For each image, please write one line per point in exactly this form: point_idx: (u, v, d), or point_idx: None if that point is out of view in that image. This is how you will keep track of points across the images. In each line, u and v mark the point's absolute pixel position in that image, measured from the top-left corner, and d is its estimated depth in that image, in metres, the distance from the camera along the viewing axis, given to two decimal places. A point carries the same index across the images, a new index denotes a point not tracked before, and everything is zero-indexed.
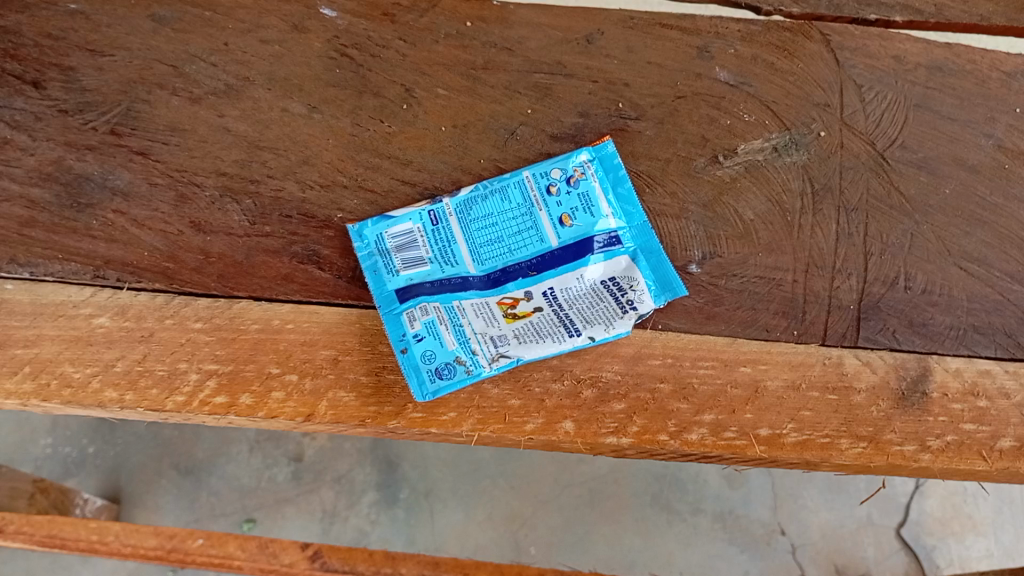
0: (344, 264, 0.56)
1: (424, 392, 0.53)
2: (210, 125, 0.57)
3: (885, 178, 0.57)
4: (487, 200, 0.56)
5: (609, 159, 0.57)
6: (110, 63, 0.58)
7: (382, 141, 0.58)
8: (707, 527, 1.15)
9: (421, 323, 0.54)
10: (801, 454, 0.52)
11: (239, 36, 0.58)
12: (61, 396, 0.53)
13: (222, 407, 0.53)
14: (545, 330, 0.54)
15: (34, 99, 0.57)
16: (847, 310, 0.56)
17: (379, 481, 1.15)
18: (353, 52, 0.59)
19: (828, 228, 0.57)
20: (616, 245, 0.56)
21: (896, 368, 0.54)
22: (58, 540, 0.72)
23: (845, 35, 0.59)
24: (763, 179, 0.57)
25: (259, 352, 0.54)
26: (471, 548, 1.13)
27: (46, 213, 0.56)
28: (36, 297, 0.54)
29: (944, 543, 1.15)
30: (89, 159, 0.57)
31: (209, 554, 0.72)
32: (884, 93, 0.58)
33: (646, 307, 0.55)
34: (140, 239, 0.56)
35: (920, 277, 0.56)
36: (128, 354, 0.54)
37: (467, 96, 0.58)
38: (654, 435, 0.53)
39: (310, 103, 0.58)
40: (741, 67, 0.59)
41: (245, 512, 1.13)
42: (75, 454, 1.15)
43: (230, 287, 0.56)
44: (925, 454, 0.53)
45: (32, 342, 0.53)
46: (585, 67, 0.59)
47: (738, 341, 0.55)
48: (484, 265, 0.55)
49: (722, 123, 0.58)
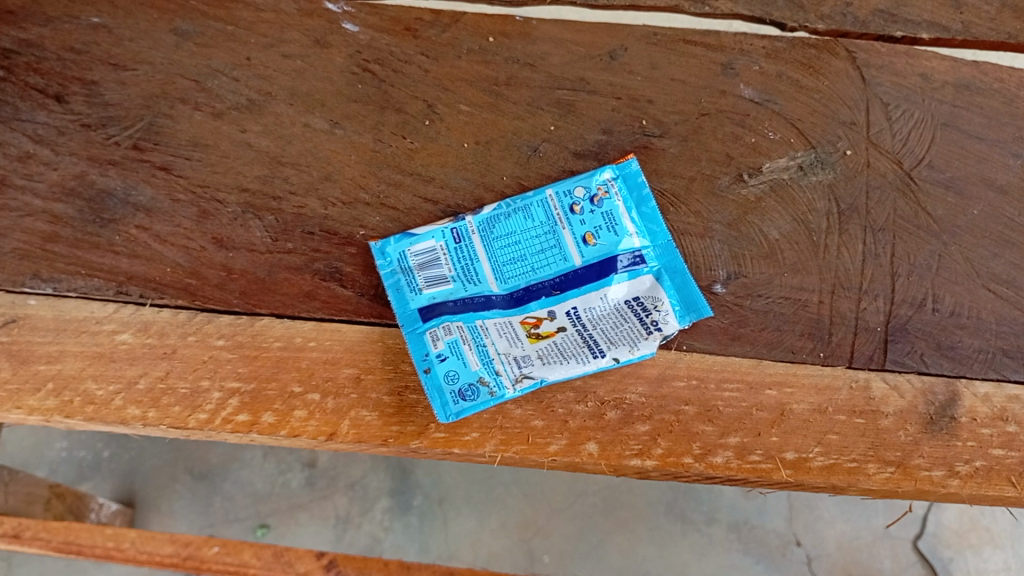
0: (366, 281, 0.56)
1: (447, 413, 0.53)
2: (233, 141, 0.57)
3: (912, 198, 0.57)
4: (510, 218, 0.56)
5: (632, 177, 0.57)
6: (133, 77, 0.57)
7: (405, 158, 0.57)
8: (721, 538, 1.15)
9: (443, 343, 0.54)
10: (828, 478, 0.52)
11: (261, 51, 0.58)
12: (84, 413, 0.53)
13: (244, 425, 0.53)
14: (569, 351, 0.54)
15: (57, 113, 0.57)
16: (874, 332, 0.55)
17: (392, 488, 1.15)
18: (375, 67, 0.58)
19: (854, 248, 0.56)
20: (640, 265, 0.55)
21: (924, 392, 0.54)
22: (74, 546, 0.71)
23: (871, 52, 0.58)
24: (788, 199, 0.57)
25: (281, 370, 0.54)
26: (485, 557, 1.13)
27: (69, 228, 0.56)
28: (60, 313, 0.54)
29: (961, 555, 1.14)
30: (112, 175, 0.57)
31: (224, 562, 0.71)
32: (911, 112, 0.58)
33: (671, 328, 0.54)
34: (163, 255, 0.56)
35: (949, 299, 0.55)
36: (151, 371, 0.54)
37: (489, 112, 0.58)
38: (679, 458, 0.53)
39: (332, 118, 0.58)
40: (766, 85, 0.58)
41: (259, 518, 1.14)
42: (89, 458, 1.15)
43: (251, 304, 0.55)
44: (953, 480, 0.53)
45: (56, 358, 0.54)
46: (609, 84, 0.58)
47: (764, 363, 0.54)
48: (507, 283, 0.55)
49: (747, 141, 0.58)
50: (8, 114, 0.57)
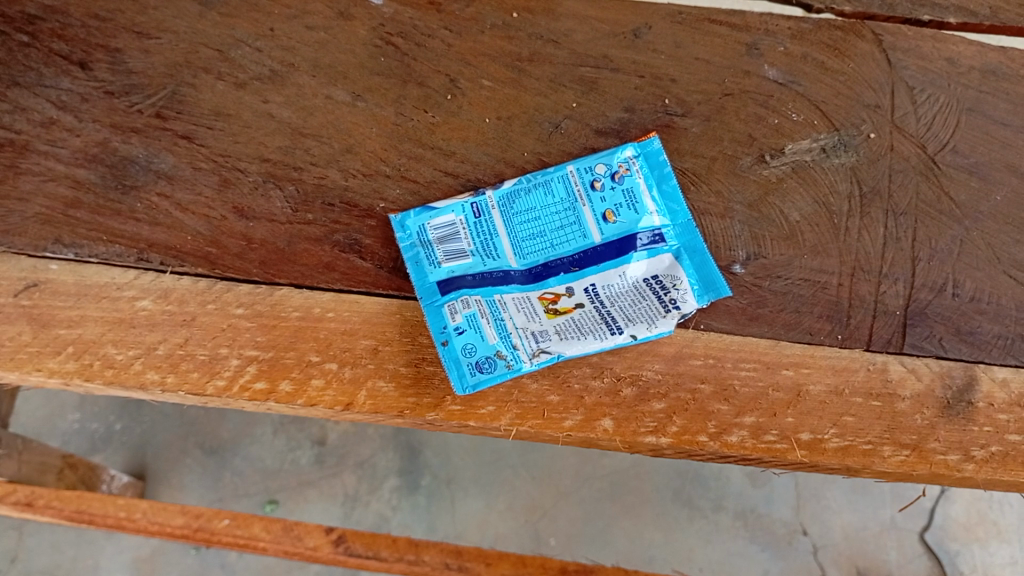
0: (386, 254, 0.56)
1: (464, 385, 0.53)
2: (255, 111, 0.57)
3: (935, 182, 0.57)
4: (530, 193, 0.56)
5: (654, 156, 0.56)
6: (156, 46, 0.58)
7: (426, 132, 0.57)
8: (728, 525, 1.15)
9: (462, 316, 0.54)
10: (843, 460, 0.52)
11: (285, 22, 0.58)
12: (104, 377, 0.53)
13: (262, 393, 0.53)
14: (587, 327, 0.54)
15: (80, 80, 0.57)
16: (892, 315, 0.55)
17: (401, 467, 1.16)
18: (399, 41, 0.59)
19: (875, 231, 0.56)
20: (660, 243, 0.55)
21: (942, 376, 0.54)
22: (86, 516, 0.73)
23: (898, 36, 0.58)
24: (810, 180, 0.57)
25: (299, 340, 0.54)
26: (491, 538, 1.13)
27: (91, 194, 0.56)
28: (80, 279, 0.55)
29: (968, 548, 1.15)
30: (134, 142, 0.57)
31: (235, 535, 0.74)
32: (936, 96, 0.58)
33: (689, 306, 0.54)
34: (184, 224, 0.56)
35: (969, 285, 0.55)
36: (171, 337, 0.54)
37: (511, 88, 0.58)
38: (694, 436, 0.53)
39: (354, 91, 0.58)
40: (791, 66, 0.58)
41: (267, 494, 1.15)
42: (102, 430, 1.16)
43: (271, 273, 0.56)
44: (968, 465, 0.52)
45: (76, 323, 0.54)
46: (632, 62, 0.58)
47: (781, 344, 0.54)
48: (527, 259, 0.55)
49: (769, 122, 0.57)
50: (32, 79, 0.57)
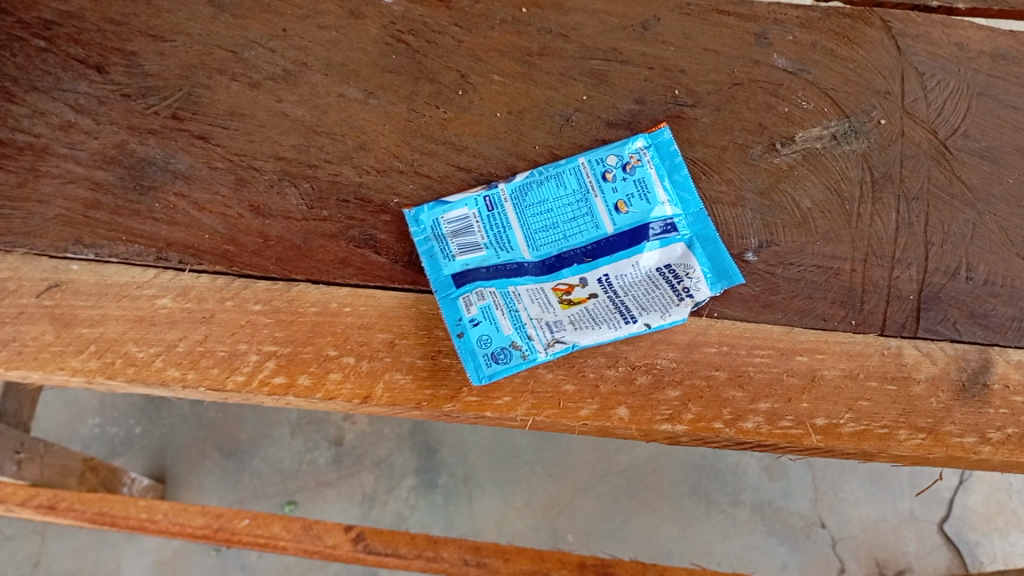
0: (401, 248, 0.57)
1: (480, 375, 0.54)
2: (269, 110, 0.58)
3: (947, 167, 0.57)
4: (542, 185, 0.56)
5: (665, 146, 0.57)
6: (171, 48, 0.58)
7: (438, 128, 0.58)
8: (745, 519, 1.15)
9: (477, 308, 0.55)
10: (858, 444, 0.53)
11: (297, 22, 0.59)
12: (126, 374, 0.54)
13: (281, 387, 0.54)
14: (601, 317, 0.54)
15: (97, 83, 0.58)
16: (906, 300, 0.56)
17: (418, 466, 1.17)
18: (409, 38, 0.59)
19: (887, 217, 0.56)
20: (672, 232, 0.55)
21: (957, 359, 0.54)
22: (107, 517, 0.74)
23: (906, 22, 0.58)
24: (820, 167, 0.57)
25: (317, 334, 0.55)
26: (510, 534, 1.14)
27: (110, 195, 0.57)
28: (101, 278, 0.55)
29: (987, 539, 1.15)
30: (151, 143, 0.58)
31: (255, 533, 0.74)
32: (946, 81, 0.58)
33: (703, 294, 0.54)
34: (201, 222, 0.57)
35: (982, 268, 0.56)
36: (190, 334, 0.55)
37: (522, 82, 0.58)
38: (709, 422, 0.53)
39: (366, 88, 0.58)
40: (800, 54, 0.58)
41: (287, 495, 1.15)
42: (121, 434, 1.17)
43: (288, 270, 0.56)
44: (984, 447, 0.53)
45: (98, 322, 0.55)
46: (641, 54, 0.59)
47: (795, 330, 0.55)
48: (540, 251, 0.56)
49: (780, 111, 0.58)
50: (49, 83, 0.57)
